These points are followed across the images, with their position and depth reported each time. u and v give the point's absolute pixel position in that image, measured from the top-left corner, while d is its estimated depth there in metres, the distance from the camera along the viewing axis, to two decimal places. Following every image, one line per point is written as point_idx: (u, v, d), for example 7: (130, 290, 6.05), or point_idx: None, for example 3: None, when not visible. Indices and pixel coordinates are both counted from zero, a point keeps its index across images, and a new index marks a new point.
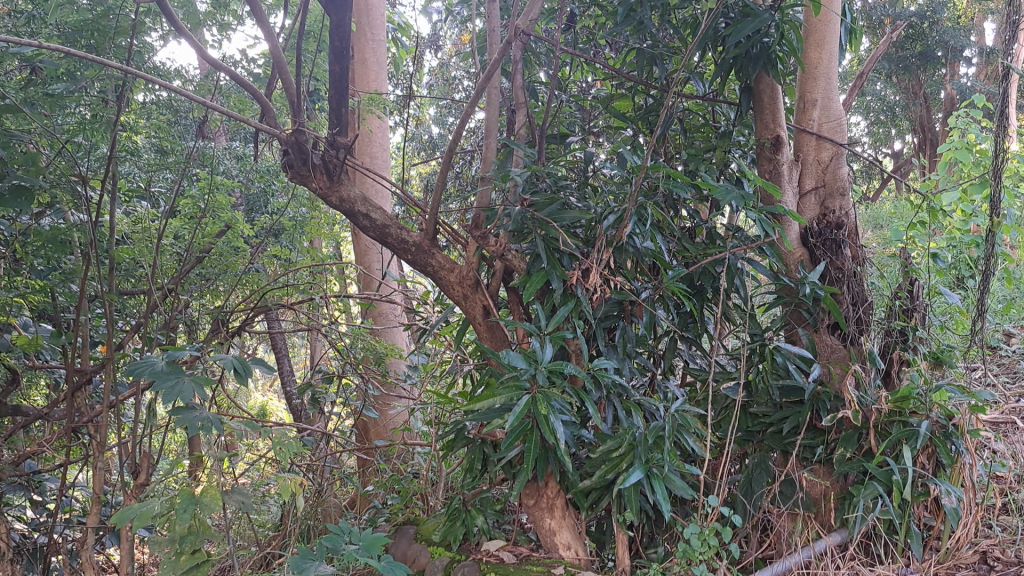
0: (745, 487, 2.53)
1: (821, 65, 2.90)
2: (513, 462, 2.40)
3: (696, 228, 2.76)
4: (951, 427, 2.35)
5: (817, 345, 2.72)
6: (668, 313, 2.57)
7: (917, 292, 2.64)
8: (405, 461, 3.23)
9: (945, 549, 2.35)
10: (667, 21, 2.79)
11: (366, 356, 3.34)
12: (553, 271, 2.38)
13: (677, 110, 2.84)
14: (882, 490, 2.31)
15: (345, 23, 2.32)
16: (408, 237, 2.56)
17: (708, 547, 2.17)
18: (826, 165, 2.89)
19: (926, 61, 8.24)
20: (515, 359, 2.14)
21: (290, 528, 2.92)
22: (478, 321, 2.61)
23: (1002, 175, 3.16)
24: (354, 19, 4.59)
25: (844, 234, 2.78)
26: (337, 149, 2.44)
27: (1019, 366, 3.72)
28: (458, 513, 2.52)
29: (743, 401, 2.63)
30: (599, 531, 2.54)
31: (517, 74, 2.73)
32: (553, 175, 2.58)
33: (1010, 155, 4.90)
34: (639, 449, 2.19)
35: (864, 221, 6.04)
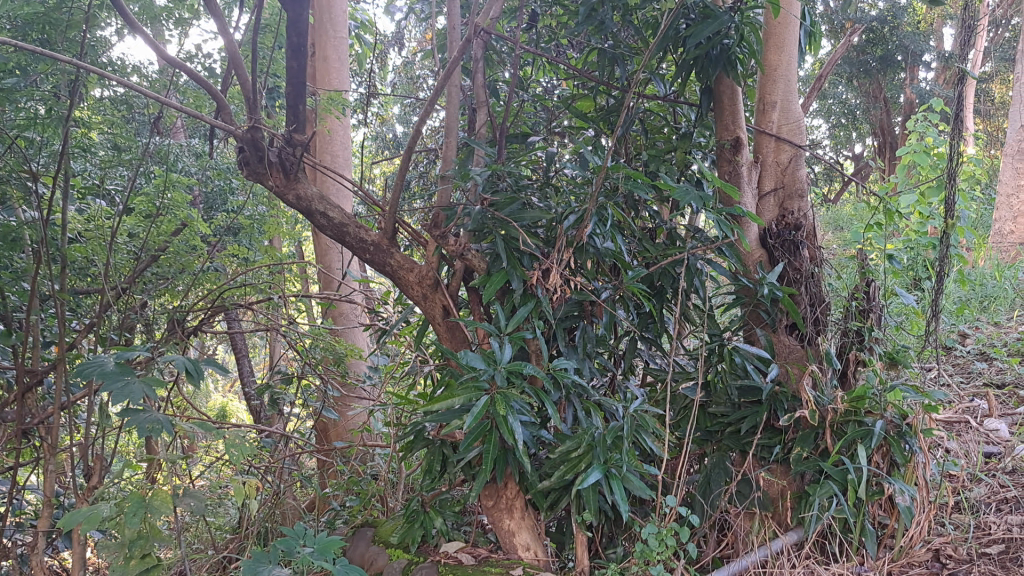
0: (703, 487, 2.54)
1: (780, 68, 2.90)
2: (473, 463, 2.39)
3: (657, 229, 2.79)
4: (905, 427, 2.38)
5: (775, 345, 2.74)
6: (628, 313, 2.58)
7: (874, 293, 2.69)
8: (363, 462, 3.21)
9: (898, 547, 2.37)
10: (629, 21, 2.80)
11: (325, 356, 3.31)
12: (513, 272, 2.37)
13: (638, 111, 2.85)
14: (837, 489, 2.33)
15: (303, 19, 2.29)
16: (367, 236, 2.52)
17: (665, 547, 2.17)
18: (785, 166, 2.90)
19: (886, 65, 8.36)
20: (473, 360, 2.13)
21: (247, 530, 2.88)
22: (437, 321, 2.59)
23: (958, 177, 3.21)
24: (315, 15, 4.54)
25: (802, 235, 2.81)
26: (294, 146, 2.40)
27: (973, 366, 3.78)
28: (416, 515, 2.49)
29: (701, 401, 2.64)
30: (560, 532, 2.52)
31: (478, 72, 2.71)
32: (514, 174, 2.56)
33: (966, 158, 4.99)
34: (597, 450, 2.19)
35: (825, 223, 6.12)
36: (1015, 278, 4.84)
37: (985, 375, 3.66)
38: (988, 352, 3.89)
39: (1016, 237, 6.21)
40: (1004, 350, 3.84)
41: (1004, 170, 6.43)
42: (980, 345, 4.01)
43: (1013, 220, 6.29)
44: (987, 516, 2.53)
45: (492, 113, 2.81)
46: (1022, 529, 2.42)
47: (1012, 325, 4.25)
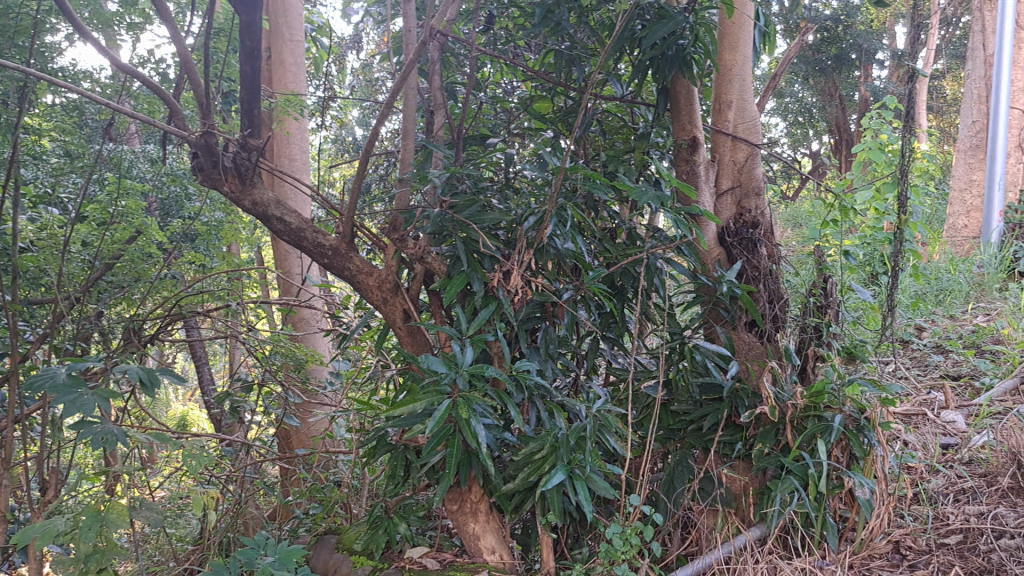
0: (666, 486, 2.55)
1: (735, 67, 2.92)
2: (437, 467, 2.38)
3: (617, 229, 2.80)
4: (864, 421, 2.41)
5: (735, 342, 2.77)
6: (590, 314, 2.58)
7: (831, 289, 2.73)
8: (326, 469, 3.18)
9: (859, 540, 2.40)
10: (585, 22, 2.80)
11: (285, 362, 3.28)
12: (473, 274, 2.36)
13: (596, 111, 2.85)
14: (799, 484, 2.35)
15: (256, 22, 2.26)
16: (325, 241, 2.48)
17: (630, 546, 2.18)
18: (741, 165, 2.92)
19: (841, 63, 8.48)
20: (435, 364, 2.12)
21: (209, 541, 2.84)
22: (398, 325, 2.56)
23: (911, 173, 3.26)
24: (271, 19, 4.48)
25: (760, 233, 2.83)
26: (248, 151, 2.36)
27: (929, 359, 3.85)
28: (380, 521, 2.45)
29: (663, 400, 2.66)
30: (525, 534, 2.52)
31: (435, 74, 2.69)
32: (473, 176, 2.55)
33: (920, 154, 5.07)
34: (561, 451, 2.19)
35: (784, 221, 6.19)
36: (969, 272, 4.92)
37: (941, 368, 3.72)
38: (945, 345, 3.95)
39: (969, 231, 6.32)
40: (959, 343, 3.91)
41: (957, 165, 6.55)
42: (936, 337, 4.08)
43: (966, 215, 6.38)
44: (945, 507, 2.57)
45: (450, 115, 2.80)
46: (979, 519, 2.47)
47: (966, 318, 4.32)
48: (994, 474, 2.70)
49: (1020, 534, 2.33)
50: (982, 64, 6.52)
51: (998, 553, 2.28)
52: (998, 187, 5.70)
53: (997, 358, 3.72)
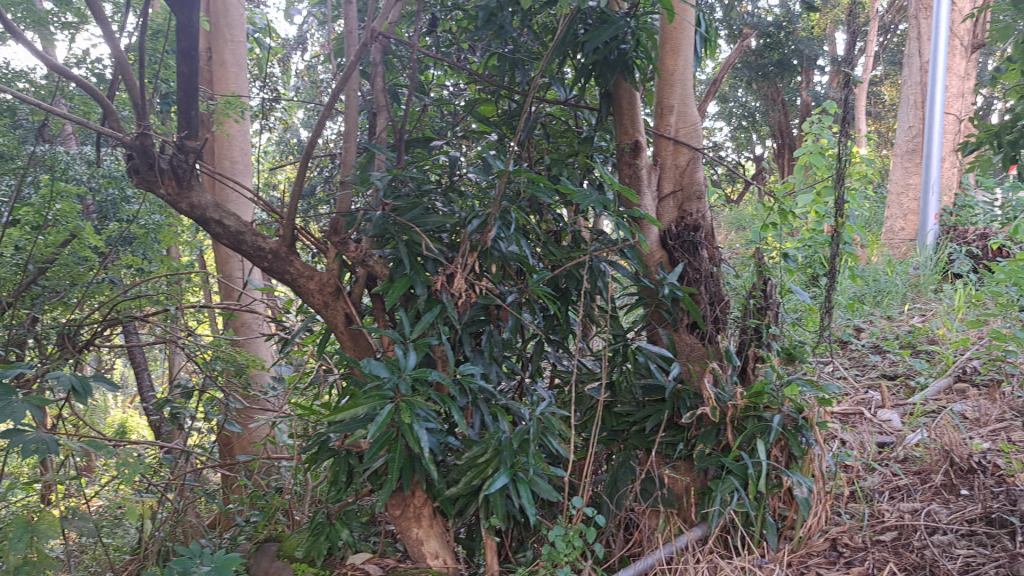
0: (609, 487, 2.57)
1: (677, 72, 2.95)
2: (379, 472, 2.35)
3: (561, 232, 2.81)
4: (802, 420, 2.46)
5: (677, 344, 2.80)
6: (534, 317, 2.58)
7: (770, 291, 2.77)
8: (268, 475, 3.13)
9: (798, 538, 2.44)
10: (528, 26, 2.81)
11: (226, 367, 3.25)
12: (416, 277, 2.34)
13: (539, 115, 2.85)
14: (739, 484, 2.38)
15: (194, 22, 2.21)
16: (265, 244, 2.43)
17: (573, 548, 2.20)
18: (683, 169, 2.95)
19: (783, 69, 8.63)
20: (377, 368, 2.10)
21: (147, 550, 2.78)
22: (340, 329, 2.53)
23: (848, 177, 3.33)
24: (212, 18, 4.41)
25: (701, 235, 2.87)
26: (186, 153, 2.29)
27: (868, 359, 3.92)
28: (321, 527, 2.43)
29: (607, 402, 2.67)
30: (469, 537, 2.51)
31: (378, 76, 2.66)
32: (416, 179, 2.53)
33: (858, 158, 5.17)
34: (504, 454, 2.19)
35: (728, 224, 6.27)
36: (905, 273, 5.03)
37: (879, 368, 3.80)
38: (882, 345, 4.04)
39: (906, 234, 6.46)
40: (896, 343, 4.00)
41: (895, 169, 6.69)
42: (874, 338, 4.16)
43: (903, 218, 6.53)
44: (880, 504, 2.63)
45: (393, 117, 2.77)
46: (913, 516, 2.53)
47: (903, 318, 4.43)
48: (928, 471, 2.77)
49: (952, 530, 2.40)
50: (918, 71, 6.68)
51: (931, 549, 2.34)
52: (933, 191, 5.83)
53: (932, 358, 3.81)
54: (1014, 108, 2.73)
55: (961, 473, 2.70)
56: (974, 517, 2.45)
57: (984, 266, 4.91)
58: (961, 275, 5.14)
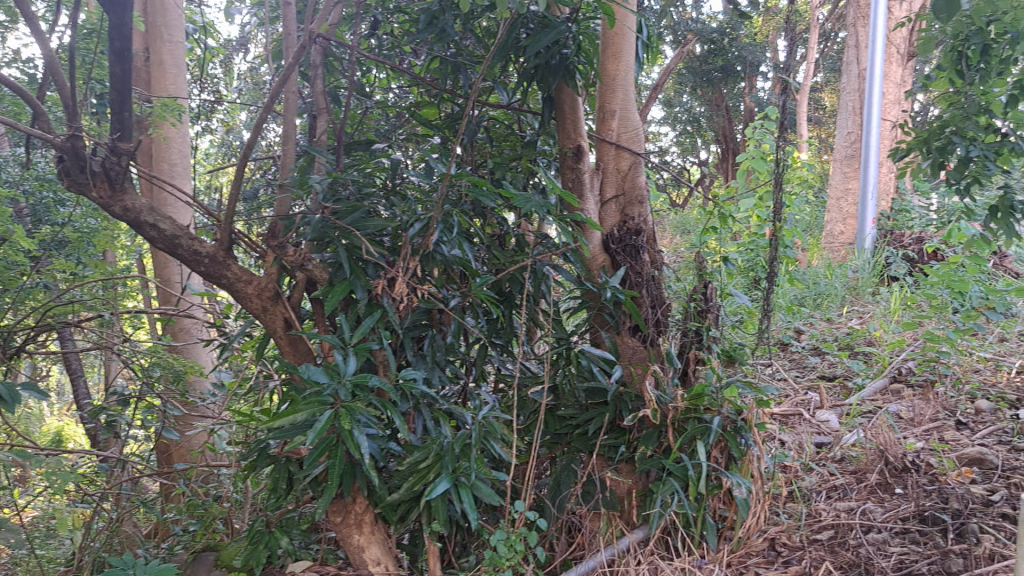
0: (552, 491, 2.57)
1: (619, 76, 2.96)
2: (320, 478, 2.32)
3: (505, 236, 2.81)
4: (740, 422, 2.49)
5: (620, 347, 2.82)
6: (477, 321, 2.57)
7: (711, 294, 2.81)
8: (206, 483, 3.07)
9: (737, 538, 2.46)
10: (470, 29, 2.80)
11: (164, 374, 3.18)
12: (356, 281, 2.31)
13: (481, 119, 2.85)
14: (679, 486, 2.40)
15: (127, 21, 2.16)
16: (201, 248, 2.37)
17: (514, 553, 2.19)
18: (625, 173, 2.97)
19: (727, 75, 8.78)
20: (316, 374, 2.08)
21: (81, 561, 2.71)
22: (279, 335, 2.49)
23: (785, 182, 3.39)
24: (149, 17, 4.32)
25: (643, 240, 2.89)
26: (119, 155, 2.24)
27: (807, 361, 3.99)
28: (260, 536, 2.38)
29: (550, 405, 2.67)
30: (411, 544, 2.48)
31: (318, 78, 2.62)
32: (356, 182, 2.51)
33: (798, 163, 5.26)
34: (446, 459, 2.18)
35: (673, 227, 6.35)
36: (844, 276, 5.13)
37: (818, 369, 3.87)
38: (821, 348, 4.11)
39: (845, 237, 6.60)
40: (835, 345, 4.08)
41: (834, 174, 6.82)
42: (814, 340, 4.23)
43: (842, 222, 6.67)
44: (817, 504, 2.67)
45: (333, 119, 2.74)
46: (849, 515, 2.58)
47: (842, 321, 4.51)
48: (863, 470, 2.83)
49: (886, 529, 2.45)
50: (856, 78, 6.82)
51: (866, 547, 2.38)
52: (871, 196, 5.96)
53: (869, 359, 3.89)
54: (943, 115, 2.80)
55: (895, 472, 2.75)
56: (907, 515, 2.50)
57: (920, 269, 5.03)
58: (897, 278, 5.26)
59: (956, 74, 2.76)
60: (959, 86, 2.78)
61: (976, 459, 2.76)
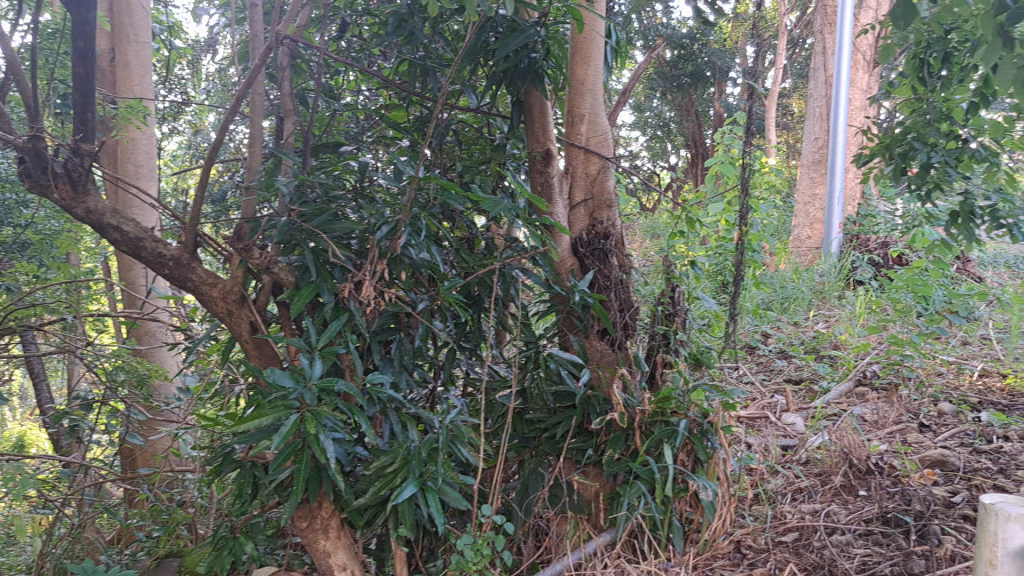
0: (520, 494, 2.56)
1: (587, 81, 2.97)
2: (285, 483, 2.30)
3: (474, 239, 2.80)
4: (707, 425, 2.51)
5: (588, 350, 2.82)
6: (445, 324, 2.56)
7: (678, 298, 2.82)
8: (170, 488, 3.04)
9: (703, 541, 2.47)
10: (439, 32, 2.80)
11: (128, 378, 3.14)
12: (323, 285, 2.29)
13: (450, 122, 2.85)
14: (646, 489, 2.41)
15: (91, 21, 2.14)
16: (166, 250, 2.34)
17: (481, 557, 2.19)
18: (594, 178, 2.98)
19: (697, 80, 8.86)
20: (281, 378, 2.06)
21: (42, 568, 2.67)
22: (244, 338, 2.47)
23: (751, 187, 3.42)
24: (114, 17, 4.27)
25: (611, 243, 2.90)
26: (81, 157, 2.23)
27: (774, 363, 4.02)
28: (225, 542, 2.36)
29: (518, 409, 2.67)
30: (378, 548, 2.47)
31: (285, 80, 2.60)
32: (323, 184, 2.49)
33: (766, 168, 5.31)
34: (413, 463, 2.17)
35: (643, 231, 6.38)
36: (811, 281, 5.18)
37: (785, 373, 3.90)
38: (788, 351, 4.15)
39: (812, 242, 6.66)
40: (801, 349, 4.12)
41: (801, 179, 6.88)
42: (780, 343, 4.27)
43: (810, 226, 6.74)
44: (782, 506, 2.69)
45: (300, 121, 2.73)
46: (813, 517, 2.61)
47: (808, 324, 4.56)
48: (828, 473, 2.86)
49: (850, 530, 2.48)
50: (823, 84, 6.90)
51: (830, 549, 2.41)
52: (837, 201, 6.02)
53: (835, 362, 3.94)
54: (905, 122, 2.85)
55: (860, 474, 2.77)
56: (870, 517, 2.53)
57: (885, 273, 5.10)
58: (862, 282, 5.32)
59: (917, 81, 2.81)
60: (920, 93, 2.82)
61: (939, 462, 2.80)
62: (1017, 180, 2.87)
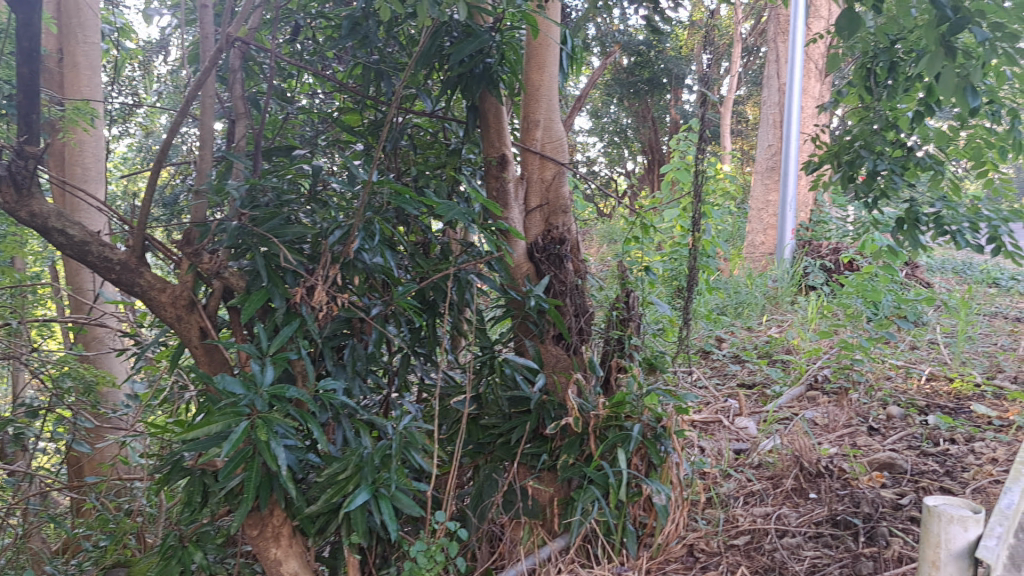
0: (474, 501, 2.54)
1: (543, 87, 2.95)
2: (235, 491, 2.26)
3: (429, 244, 2.80)
4: (660, 429, 2.53)
5: (543, 355, 2.82)
6: (399, 330, 2.55)
7: (632, 303, 2.85)
8: (118, 497, 2.98)
9: (656, 545, 2.49)
10: (393, 36, 2.79)
11: (75, 385, 3.08)
12: (274, 290, 2.26)
13: (405, 126, 2.84)
14: (600, 494, 2.42)
15: (35, 21, 2.08)
16: (113, 254, 2.29)
17: (434, 564, 2.18)
18: (549, 183, 2.99)
19: (653, 87, 8.96)
20: (231, 385, 2.02)
21: None
22: (194, 344, 2.43)
23: (704, 193, 3.46)
24: (62, 17, 4.18)
25: (567, 249, 2.92)
26: (25, 159, 2.16)
27: (728, 368, 4.05)
28: (173, 551, 2.31)
29: (473, 414, 2.66)
30: (331, 556, 2.44)
31: (237, 82, 2.57)
32: (275, 188, 2.47)
33: (721, 174, 5.37)
34: (365, 470, 2.15)
35: (600, 236, 6.40)
36: (764, 286, 5.24)
37: (738, 377, 3.94)
38: (741, 355, 4.19)
39: (765, 247, 6.76)
40: (755, 354, 4.17)
41: (755, 186, 6.96)
42: (734, 348, 4.31)
43: (763, 233, 6.83)
44: (734, 510, 2.71)
45: (252, 124, 2.70)
46: (765, 520, 2.63)
47: (762, 329, 4.61)
48: (779, 476, 2.89)
49: (800, 533, 2.51)
50: (777, 92, 6.99)
51: (780, 552, 2.43)
52: (790, 208, 6.11)
53: (787, 367, 3.99)
54: (853, 130, 2.90)
55: (810, 477, 2.82)
56: (820, 519, 2.56)
57: (836, 279, 5.18)
58: (815, 287, 5.40)
59: (865, 89, 2.86)
60: (868, 102, 2.87)
61: (887, 464, 2.85)
62: (961, 188, 2.93)
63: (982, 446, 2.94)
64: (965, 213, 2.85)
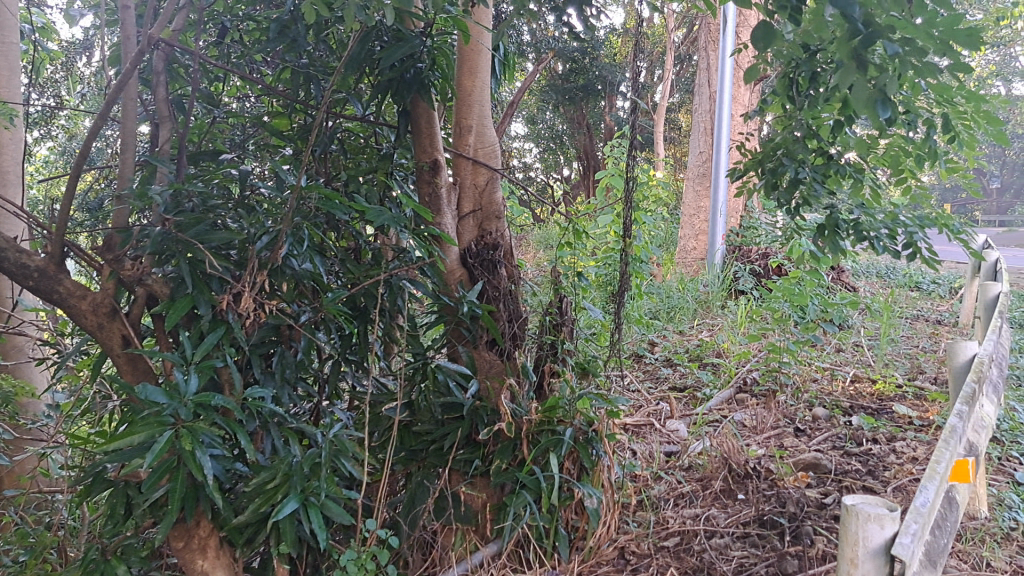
0: (406, 508, 2.52)
1: (474, 93, 2.95)
2: (160, 502, 2.20)
3: (361, 249, 2.77)
4: (591, 433, 2.55)
5: (477, 360, 2.82)
6: (330, 337, 2.52)
7: (565, 308, 2.88)
8: (38, 510, 2.89)
9: (588, 548, 2.50)
10: (322, 40, 2.76)
11: None
12: (200, 297, 2.21)
13: (335, 131, 2.81)
14: (532, 498, 2.43)
15: None
16: (30, 261, 2.20)
17: (365, 573, 2.16)
18: (482, 189, 3.00)
19: (588, 93, 9.06)
20: (155, 395, 1.97)
21: None
22: (116, 353, 2.37)
23: (635, 199, 3.50)
24: None
25: (500, 254, 2.92)
26: None
27: (660, 371, 4.11)
28: (95, 565, 2.25)
29: (405, 421, 2.65)
30: (260, 566, 2.40)
31: (159, 85, 2.51)
32: (201, 193, 2.43)
33: (653, 181, 5.44)
34: (295, 478, 2.12)
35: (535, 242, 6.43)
36: (695, 290, 5.32)
37: (670, 380, 4.00)
38: (673, 359, 4.26)
39: (697, 253, 6.87)
40: (686, 357, 4.24)
41: (687, 192, 7.08)
42: (666, 352, 4.38)
43: (695, 238, 6.95)
44: (665, 512, 2.74)
45: (177, 128, 2.64)
46: (694, 521, 2.67)
47: (693, 333, 4.69)
48: (708, 478, 2.93)
49: (728, 534, 2.55)
50: (707, 99, 7.10)
51: (709, 552, 2.47)
52: (721, 213, 6.22)
53: (717, 370, 4.07)
54: (776, 137, 2.97)
55: (738, 478, 2.88)
56: (747, 520, 2.61)
57: (765, 283, 5.30)
58: (744, 291, 5.52)
59: (787, 97, 2.92)
60: (791, 110, 2.94)
61: (812, 465, 2.93)
62: (881, 194, 3.02)
63: (902, 446, 3.04)
64: (882, 220, 2.95)
